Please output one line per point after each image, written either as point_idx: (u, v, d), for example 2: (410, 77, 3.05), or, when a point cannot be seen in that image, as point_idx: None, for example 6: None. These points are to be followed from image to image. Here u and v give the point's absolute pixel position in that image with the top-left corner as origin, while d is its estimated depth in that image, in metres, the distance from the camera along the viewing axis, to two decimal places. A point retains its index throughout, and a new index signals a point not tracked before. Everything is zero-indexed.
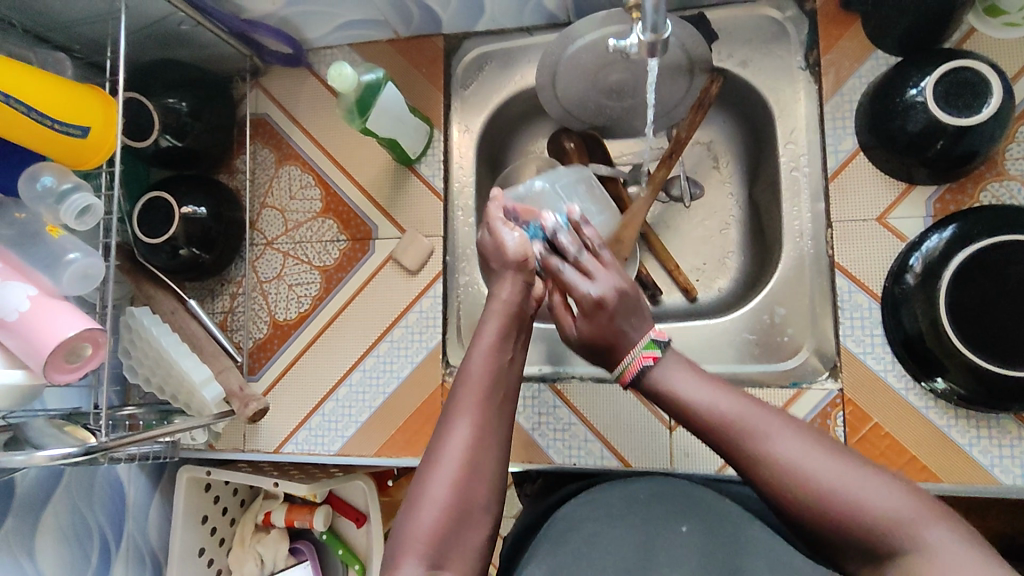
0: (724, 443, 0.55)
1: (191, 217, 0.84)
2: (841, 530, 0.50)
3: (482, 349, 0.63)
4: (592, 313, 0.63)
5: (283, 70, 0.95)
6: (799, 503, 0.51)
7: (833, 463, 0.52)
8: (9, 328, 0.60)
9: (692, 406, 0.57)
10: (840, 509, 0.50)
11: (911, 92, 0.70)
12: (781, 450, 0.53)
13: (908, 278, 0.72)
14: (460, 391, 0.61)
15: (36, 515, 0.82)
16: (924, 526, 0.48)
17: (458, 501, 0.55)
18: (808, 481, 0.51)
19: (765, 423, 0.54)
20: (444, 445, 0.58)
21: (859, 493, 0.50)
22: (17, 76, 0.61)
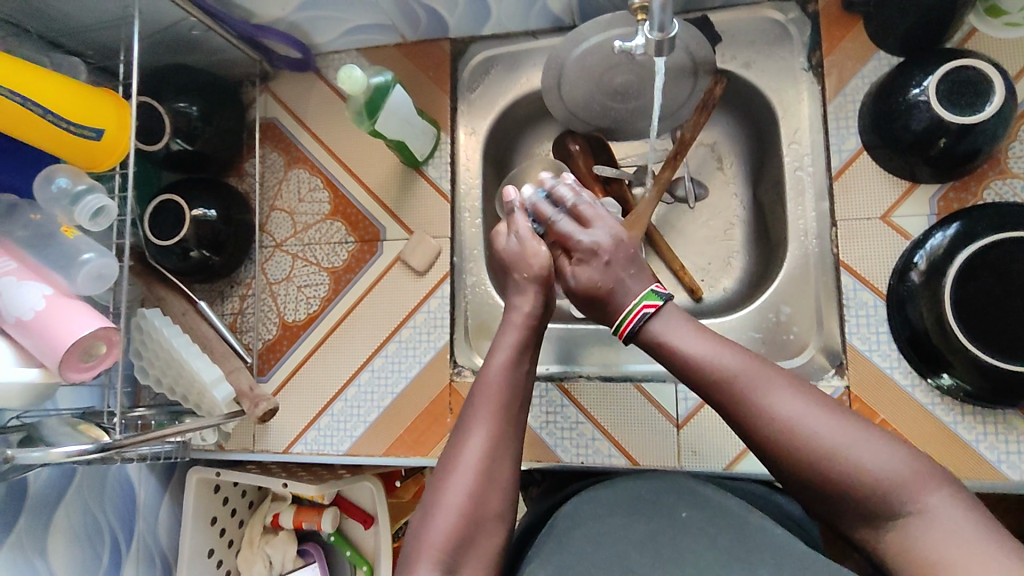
0: (727, 401, 0.57)
1: (201, 220, 0.85)
2: (838, 491, 0.52)
3: (498, 361, 0.64)
4: (595, 256, 0.66)
5: (291, 75, 0.96)
6: (800, 459, 0.53)
7: (834, 425, 0.53)
8: (26, 327, 0.61)
9: (697, 365, 0.59)
10: (840, 470, 0.51)
11: (914, 92, 0.71)
12: (784, 409, 0.54)
13: (913, 276, 0.72)
14: (476, 400, 0.62)
15: (49, 515, 0.82)
16: (921, 491, 0.50)
17: (472, 510, 0.56)
18: (809, 441, 0.52)
19: (768, 383, 0.56)
20: (460, 453, 0.59)
21: (860, 453, 0.51)
22: (34, 80, 0.62)
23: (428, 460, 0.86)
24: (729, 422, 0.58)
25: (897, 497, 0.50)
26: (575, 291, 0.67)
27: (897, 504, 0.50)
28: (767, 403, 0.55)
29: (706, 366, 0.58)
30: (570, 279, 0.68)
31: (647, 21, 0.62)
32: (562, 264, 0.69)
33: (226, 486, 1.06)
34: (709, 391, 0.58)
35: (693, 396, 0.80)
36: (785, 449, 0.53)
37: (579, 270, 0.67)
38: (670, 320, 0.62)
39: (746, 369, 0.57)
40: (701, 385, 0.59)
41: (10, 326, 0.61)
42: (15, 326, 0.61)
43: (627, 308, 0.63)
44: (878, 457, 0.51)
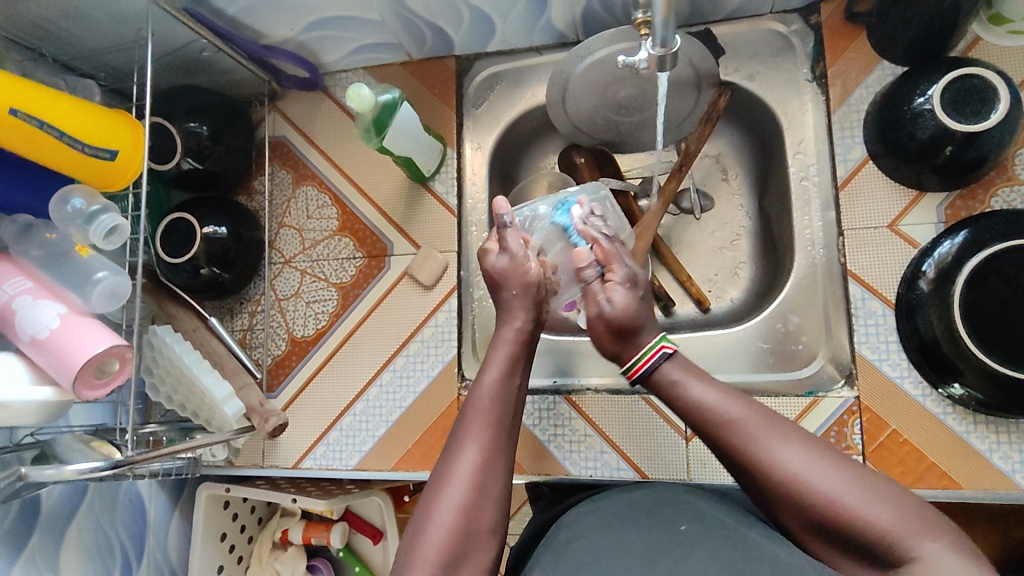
0: (722, 445, 0.57)
1: (212, 237, 0.86)
2: (836, 538, 0.51)
3: (490, 376, 0.64)
4: (631, 290, 0.69)
5: (300, 94, 0.98)
6: (796, 504, 0.52)
7: (831, 471, 0.52)
8: (41, 346, 0.62)
9: (696, 411, 0.59)
10: (833, 517, 0.50)
11: (919, 101, 0.71)
12: (780, 456, 0.54)
13: (921, 284, 0.72)
14: (468, 415, 0.62)
15: (61, 531, 0.83)
16: (918, 538, 0.48)
17: (465, 524, 0.55)
18: (803, 488, 0.52)
19: (765, 428, 0.56)
20: (451, 468, 0.58)
21: (854, 503, 0.50)
22: (52, 102, 0.63)
23: None
24: (732, 469, 0.58)
25: (893, 547, 0.48)
26: (608, 316, 0.67)
27: (893, 555, 0.48)
28: (763, 450, 0.54)
29: (705, 412, 0.58)
30: (606, 303, 0.67)
31: (650, 38, 0.62)
32: (595, 288, 0.70)
33: (235, 502, 1.06)
34: (709, 437, 0.59)
35: None
36: (781, 496, 0.53)
37: (617, 295, 0.68)
38: (676, 368, 0.63)
39: (744, 415, 0.57)
40: (702, 431, 0.59)
41: (25, 344, 0.62)
42: (30, 344, 0.62)
43: (649, 344, 0.65)
44: (873, 506, 0.49)
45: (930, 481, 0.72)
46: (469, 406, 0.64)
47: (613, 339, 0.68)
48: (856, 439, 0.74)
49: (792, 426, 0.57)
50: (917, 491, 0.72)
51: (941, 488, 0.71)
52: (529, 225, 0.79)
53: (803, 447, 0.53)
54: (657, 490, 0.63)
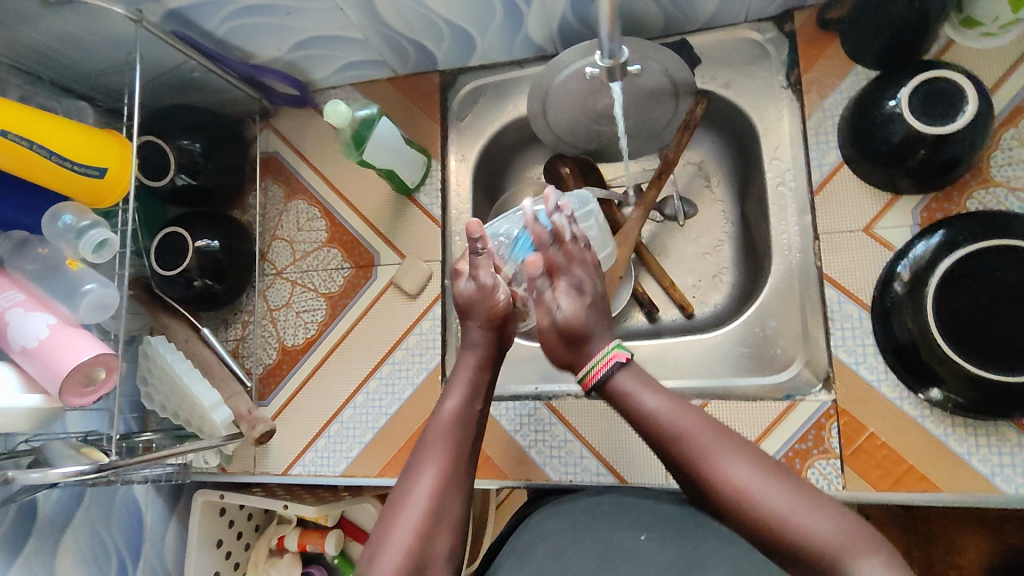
0: (677, 458, 0.59)
1: (204, 250, 0.89)
2: (782, 553, 0.53)
3: (450, 402, 0.68)
4: (579, 294, 0.68)
5: (291, 111, 1.01)
6: (745, 520, 0.54)
7: (778, 491, 0.55)
8: (31, 355, 0.64)
9: (652, 425, 0.61)
10: (779, 534, 0.53)
11: (889, 105, 0.71)
12: (731, 474, 0.56)
13: (896, 286, 0.72)
14: (427, 443, 0.65)
15: (58, 536, 0.86)
16: (855, 557, 0.51)
17: (420, 547, 0.58)
18: (752, 508, 0.54)
19: (717, 444, 0.58)
20: (410, 493, 0.61)
21: (797, 519, 0.53)
22: (44, 125, 0.67)
23: None
24: (684, 484, 0.60)
25: (833, 565, 0.51)
26: (560, 323, 0.66)
27: (834, 571, 0.51)
28: (716, 468, 0.57)
29: (660, 427, 0.60)
30: (556, 309, 0.67)
31: (599, 50, 0.64)
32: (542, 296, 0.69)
33: (232, 508, 1.09)
34: (663, 450, 0.61)
35: None
36: (732, 512, 0.56)
37: (565, 301, 0.67)
38: (632, 377, 0.64)
39: (699, 430, 0.59)
40: (658, 445, 0.61)
41: (17, 354, 0.65)
42: (21, 353, 0.65)
43: (603, 352, 0.65)
44: (816, 525, 0.52)
45: (909, 484, 0.72)
46: (429, 429, 0.67)
47: (564, 348, 0.67)
48: (834, 443, 0.74)
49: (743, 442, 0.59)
50: (895, 495, 0.72)
51: (920, 492, 0.71)
52: (502, 253, 0.80)
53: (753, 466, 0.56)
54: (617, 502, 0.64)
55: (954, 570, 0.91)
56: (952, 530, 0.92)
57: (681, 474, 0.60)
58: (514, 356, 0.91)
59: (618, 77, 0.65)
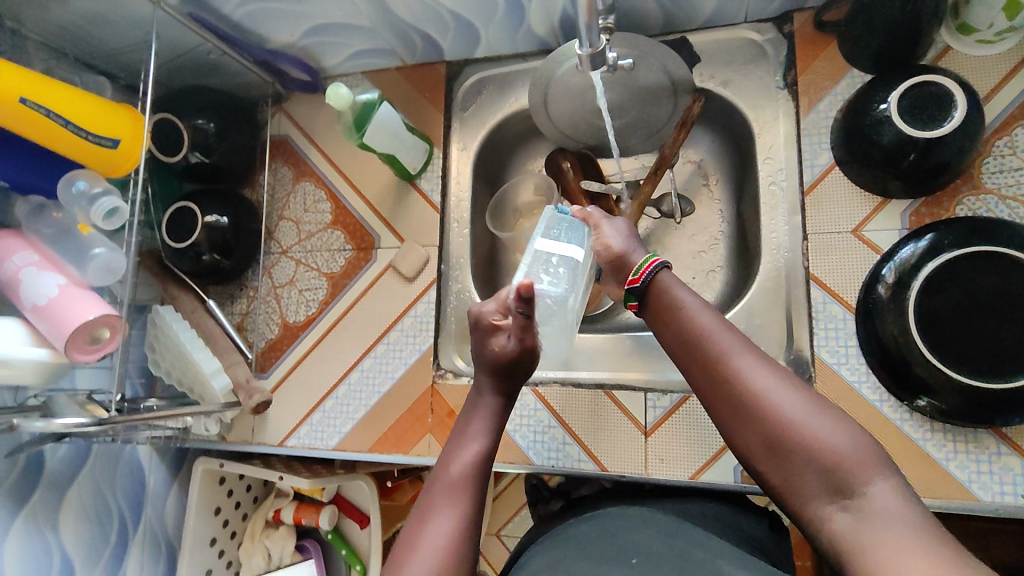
0: (703, 355, 0.59)
1: (213, 225, 0.93)
2: (791, 465, 0.53)
3: (469, 448, 0.67)
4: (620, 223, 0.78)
5: (304, 96, 1.05)
6: (764, 421, 0.54)
7: (801, 398, 0.55)
8: (40, 312, 0.69)
9: (682, 321, 0.61)
10: (798, 438, 0.52)
11: (880, 107, 0.72)
12: (758, 374, 0.56)
13: (880, 288, 0.72)
14: (439, 483, 0.63)
15: (63, 491, 0.90)
16: (870, 473, 0.50)
17: None
18: (773, 409, 0.54)
19: (745, 349, 0.58)
20: (424, 533, 0.59)
21: (818, 429, 0.52)
22: (62, 95, 0.71)
23: (408, 459, 0.89)
24: (702, 387, 0.60)
25: (846, 477, 0.50)
26: (623, 232, 0.75)
27: (847, 485, 0.50)
28: (742, 369, 0.57)
29: (689, 323, 0.61)
30: (615, 225, 0.75)
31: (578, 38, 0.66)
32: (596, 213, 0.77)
33: (231, 478, 1.13)
34: (688, 349, 0.61)
35: (660, 404, 0.81)
36: (750, 413, 0.55)
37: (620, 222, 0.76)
38: (673, 278, 0.66)
39: (730, 331, 0.59)
40: (682, 343, 0.61)
41: (28, 311, 0.69)
42: (31, 310, 0.69)
43: (646, 257, 0.67)
44: (836, 434, 0.52)
45: None
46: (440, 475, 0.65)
47: (621, 240, 0.73)
48: None
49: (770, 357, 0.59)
50: None
51: None
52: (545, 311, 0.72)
53: (781, 372, 0.56)
54: (600, 521, 0.65)
55: None
56: None
57: (700, 376, 0.60)
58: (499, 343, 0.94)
59: (598, 65, 0.66)
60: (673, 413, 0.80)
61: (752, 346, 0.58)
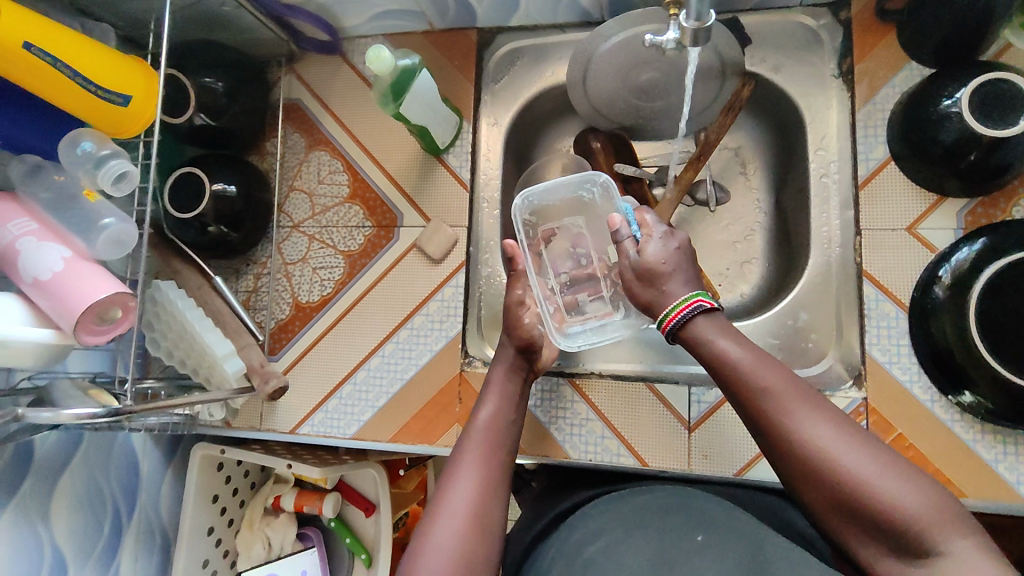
0: (758, 413, 0.57)
1: (221, 195, 0.85)
2: (854, 520, 0.51)
3: (485, 414, 0.70)
4: (666, 241, 0.69)
5: (318, 58, 0.96)
6: (827, 482, 0.52)
7: (865, 454, 0.53)
8: (42, 288, 0.61)
9: (735, 374, 0.59)
10: (864, 499, 0.51)
11: (946, 103, 0.69)
12: (817, 430, 0.54)
13: (937, 290, 0.71)
14: (461, 448, 0.66)
15: (54, 480, 0.83)
16: (947, 531, 0.48)
17: (462, 546, 0.58)
18: (834, 467, 0.52)
19: (802, 403, 0.56)
20: (447, 495, 0.62)
21: (888, 489, 0.50)
22: (69, 42, 0.62)
23: (433, 449, 0.86)
24: (761, 443, 0.58)
25: (921, 536, 0.49)
26: (641, 259, 0.67)
27: (919, 544, 0.49)
28: (799, 426, 0.55)
29: (742, 375, 0.59)
30: (646, 247, 0.68)
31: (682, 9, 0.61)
32: (629, 241, 0.70)
33: (229, 464, 1.07)
34: (744, 404, 0.59)
35: (705, 399, 0.80)
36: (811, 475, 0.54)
37: (654, 244, 0.68)
38: (710, 325, 0.63)
39: (785, 384, 0.57)
40: (737, 394, 0.59)
41: (27, 285, 0.62)
42: (32, 286, 0.61)
43: (683, 297, 0.64)
44: (905, 491, 0.50)
45: None
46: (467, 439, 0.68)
47: (644, 277, 0.67)
48: None
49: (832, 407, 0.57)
50: None
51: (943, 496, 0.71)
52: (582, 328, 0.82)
53: (840, 426, 0.54)
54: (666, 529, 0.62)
55: None
56: None
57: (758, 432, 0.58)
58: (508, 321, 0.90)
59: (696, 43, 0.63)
60: (719, 408, 0.79)
61: (810, 399, 0.56)
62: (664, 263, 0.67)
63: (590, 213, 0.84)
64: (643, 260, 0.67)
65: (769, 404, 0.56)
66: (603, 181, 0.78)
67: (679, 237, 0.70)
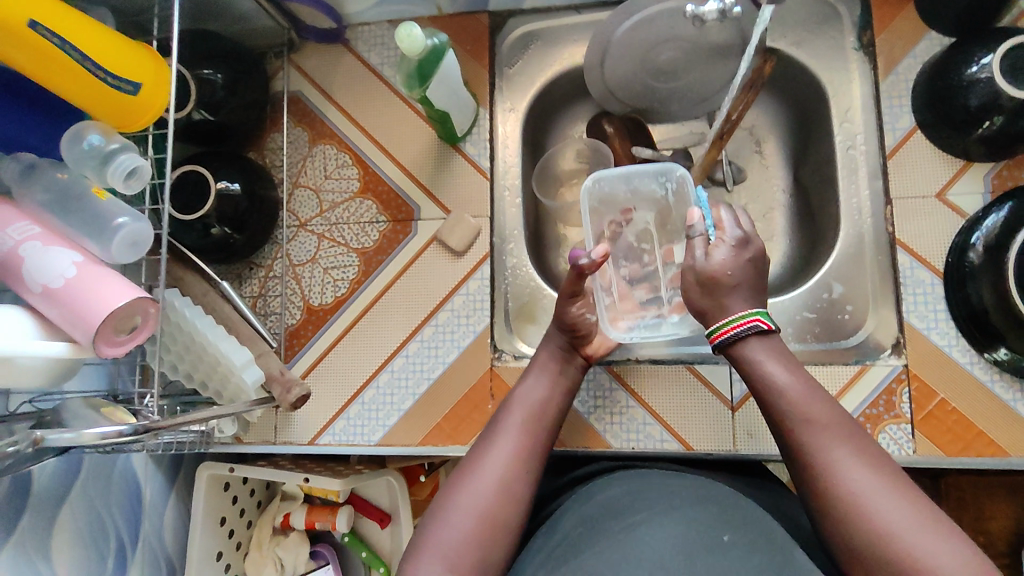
0: (796, 442, 0.56)
1: (224, 193, 0.79)
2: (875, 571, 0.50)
3: (527, 387, 0.68)
4: (738, 252, 0.64)
5: (319, 47, 0.92)
6: (855, 523, 0.51)
7: (903, 506, 0.51)
8: (54, 297, 0.55)
9: (779, 399, 0.58)
10: (891, 552, 0.49)
11: (974, 69, 0.70)
12: (858, 474, 0.53)
13: (971, 256, 0.72)
14: (502, 415, 0.66)
15: (54, 513, 0.75)
16: None
17: (489, 512, 0.57)
18: (868, 514, 0.50)
19: (846, 441, 0.55)
20: (479, 459, 0.61)
21: (919, 548, 0.48)
22: (72, 22, 0.57)
23: (466, 450, 0.82)
24: (794, 470, 0.57)
25: None
26: (702, 270, 0.63)
27: None
28: (838, 462, 0.54)
29: (786, 401, 0.57)
30: (711, 255, 0.63)
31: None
32: (700, 238, 0.65)
33: (235, 484, 1.00)
34: (784, 429, 0.58)
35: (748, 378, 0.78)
36: (838, 513, 0.52)
37: (722, 253, 0.63)
38: (764, 348, 0.61)
39: (831, 422, 0.56)
40: (777, 418, 0.58)
41: (36, 295, 0.55)
42: (42, 295, 0.55)
43: (743, 313, 0.61)
44: (938, 553, 0.48)
45: (979, 448, 0.72)
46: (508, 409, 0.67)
47: (706, 290, 0.63)
48: (905, 407, 0.73)
49: (879, 452, 0.55)
50: (965, 460, 0.72)
51: (990, 457, 0.71)
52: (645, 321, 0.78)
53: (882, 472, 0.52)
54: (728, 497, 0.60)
55: (984, 537, 0.91)
56: (982, 498, 0.92)
57: (793, 459, 0.57)
58: (540, 311, 0.87)
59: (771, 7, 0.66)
60: None
61: (857, 440, 0.55)
62: (729, 274, 0.62)
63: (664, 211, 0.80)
64: (710, 270, 0.62)
65: (811, 433, 0.55)
66: (679, 175, 0.75)
67: (751, 251, 0.65)
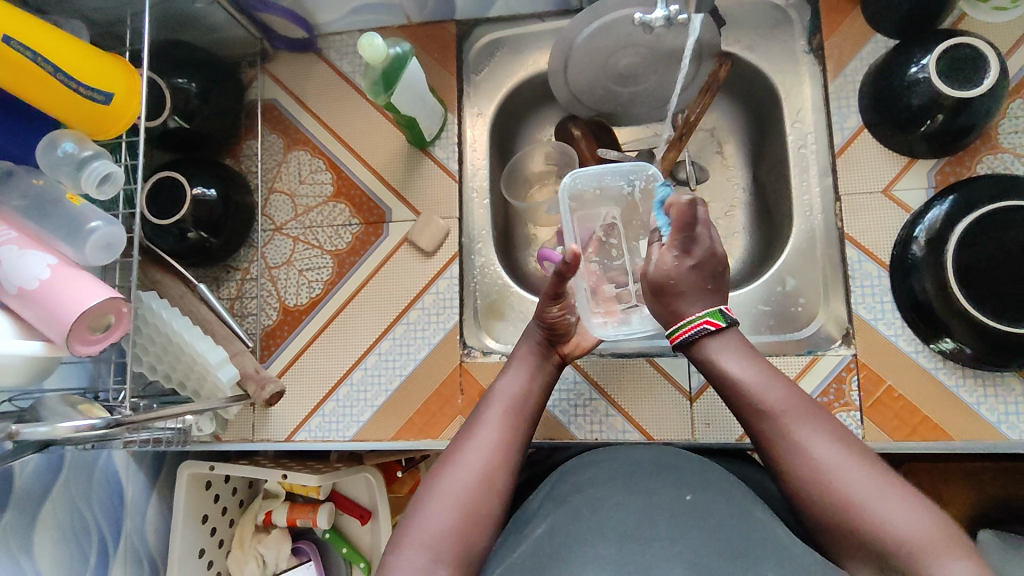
0: (759, 428, 0.59)
1: (200, 199, 0.82)
2: (846, 540, 0.53)
3: (506, 382, 0.70)
4: (682, 255, 0.64)
5: (292, 57, 0.95)
6: (823, 498, 0.54)
7: (865, 475, 0.54)
8: (29, 298, 0.57)
9: (739, 391, 0.60)
10: (859, 521, 0.52)
11: (913, 70, 0.74)
12: (820, 451, 0.55)
13: (914, 248, 0.75)
14: (483, 409, 0.67)
15: (35, 510, 0.78)
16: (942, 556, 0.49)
17: (471, 502, 0.59)
18: (832, 490, 0.53)
19: (805, 421, 0.57)
20: (462, 452, 0.62)
21: (884, 513, 0.51)
22: (51, 38, 0.60)
23: (437, 443, 0.84)
24: (762, 454, 0.60)
25: (912, 559, 0.49)
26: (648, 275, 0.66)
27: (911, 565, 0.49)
28: (802, 443, 0.56)
29: (746, 392, 0.60)
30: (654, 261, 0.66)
31: None
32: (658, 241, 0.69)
33: (217, 482, 1.03)
34: (747, 418, 0.60)
35: None
36: (808, 491, 0.55)
37: (664, 258, 0.64)
38: (721, 344, 0.63)
39: (788, 405, 0.58)
40: (740, 408, 0.61)
41: (12, 296, 0.58)
42: (17, 296, 0.58)
43: (692, 317, 0.63)
44: (900, 514, 0.51)
45: (924, 433, 0.75)
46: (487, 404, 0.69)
47: (653, 295, 0.66)
48: (854, 395, 0.77)
49: (837, 425, 0.57)
50: (911, 444, 0.75)
51: (935, 440, 0.74)
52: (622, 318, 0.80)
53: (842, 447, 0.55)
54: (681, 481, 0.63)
55: None
56: (939, 482, 0.95)
57: (760, 444, 0.59)
58: (509, 309, 0.91)
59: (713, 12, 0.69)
60: None
61: (815, 418, 0.57)
62: (672, 280, 0.64)
63: (630, 209, 0.83)
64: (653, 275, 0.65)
65: (773, 419, 0.58)
66: (651, 175, 0.79)
67: (699, 253, 0.64)
